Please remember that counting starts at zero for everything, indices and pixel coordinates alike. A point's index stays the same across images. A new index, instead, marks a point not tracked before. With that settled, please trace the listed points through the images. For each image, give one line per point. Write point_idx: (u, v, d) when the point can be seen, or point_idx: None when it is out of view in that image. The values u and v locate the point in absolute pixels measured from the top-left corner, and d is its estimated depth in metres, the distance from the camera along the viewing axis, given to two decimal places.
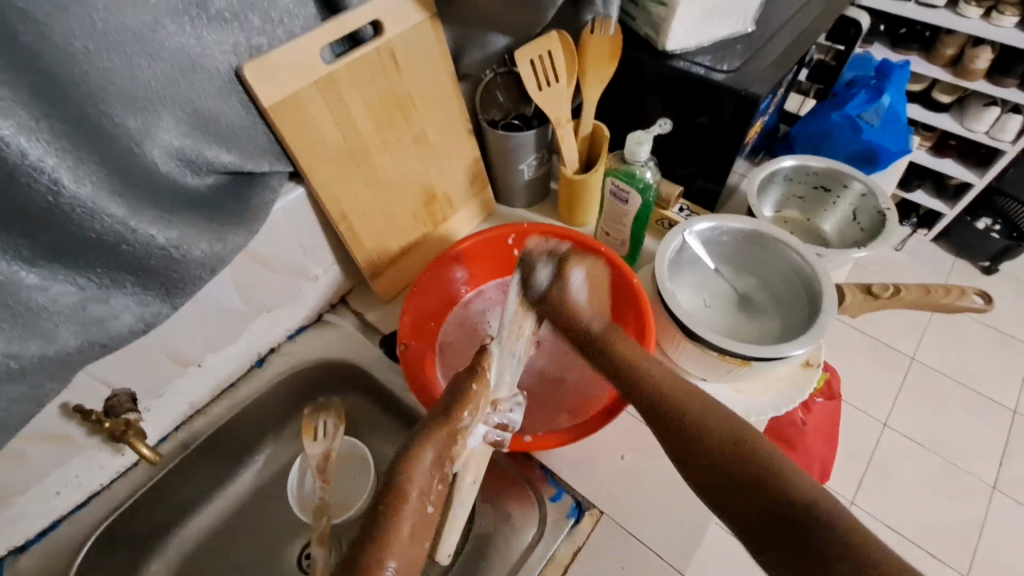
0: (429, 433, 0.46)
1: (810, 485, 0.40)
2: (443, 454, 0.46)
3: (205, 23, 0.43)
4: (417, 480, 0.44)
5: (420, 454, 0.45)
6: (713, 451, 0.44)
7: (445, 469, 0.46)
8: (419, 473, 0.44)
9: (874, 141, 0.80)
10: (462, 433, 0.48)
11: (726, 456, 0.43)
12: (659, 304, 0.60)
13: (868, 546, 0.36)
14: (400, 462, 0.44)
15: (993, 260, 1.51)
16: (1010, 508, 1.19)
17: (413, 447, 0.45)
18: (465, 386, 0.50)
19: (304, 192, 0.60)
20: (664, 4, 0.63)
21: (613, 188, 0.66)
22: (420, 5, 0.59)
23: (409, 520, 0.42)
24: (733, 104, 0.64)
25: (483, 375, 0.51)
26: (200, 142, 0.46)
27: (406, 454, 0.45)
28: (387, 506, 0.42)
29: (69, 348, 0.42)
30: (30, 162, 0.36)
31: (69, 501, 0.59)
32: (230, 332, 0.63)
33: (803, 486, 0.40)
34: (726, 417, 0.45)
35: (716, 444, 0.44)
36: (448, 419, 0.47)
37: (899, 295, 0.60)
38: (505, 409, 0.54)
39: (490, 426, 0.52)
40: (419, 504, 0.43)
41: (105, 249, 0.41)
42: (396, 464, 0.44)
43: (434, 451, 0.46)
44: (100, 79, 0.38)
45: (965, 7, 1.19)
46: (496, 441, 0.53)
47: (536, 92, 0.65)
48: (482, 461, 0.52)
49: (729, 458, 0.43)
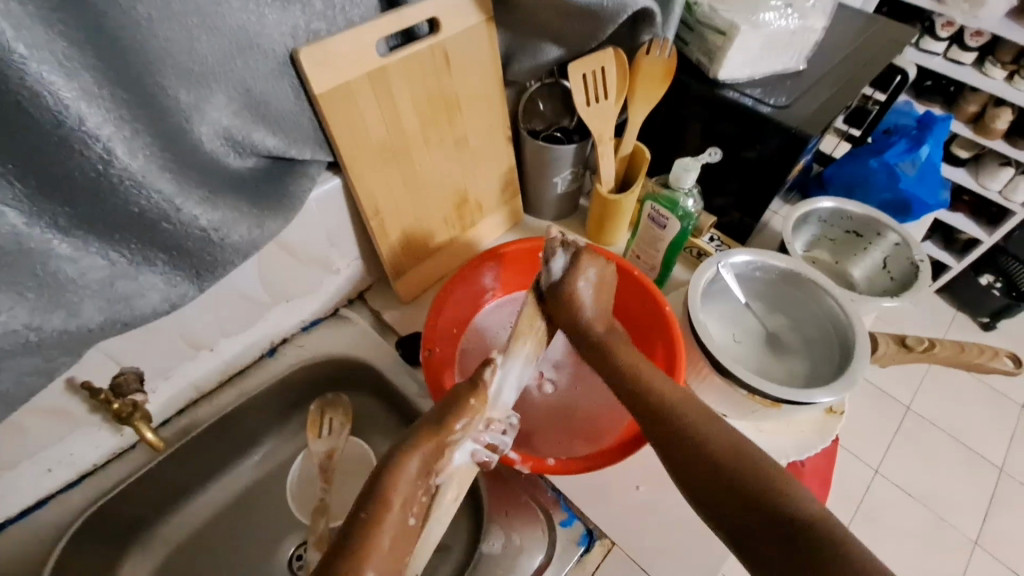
0: (420, 440, 0.45)
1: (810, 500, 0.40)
2: (429, 466, 0.45)
3: (268, 1, 0.42)
4: (400, 489, 0.43)
5: (406, 463, 0.44)
6: (700, 443, 0.45)
7: (431, 480, 0.45)
8: (402, 482, 0.43)
9: (909, 192, 0.85)
10: (451, 446, 0.46)
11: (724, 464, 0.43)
12: (691, 334, 0.59)
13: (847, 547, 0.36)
14: (388, 468, 0.44)
15: (993, 317, 1.51)
16: (991, 567, 1.18)
17: (398, 456, 0.44)
18: (460, 401, 0.48)
19: (342, 184, 0.58)
20: (722, 33, 0.62)
21: (652, 213, 0.66)
22: (479, 7, 0.58)
23: (388, 536, 0.40)
24: (779, 140, 0.64)
25: (483, 391, 0.50)
26: (249, 122, 0.44)
27: (392, 458, 0.44)
28: (370, 512, 0.41)
29: (91, 324, 0.40)
30: (86, 128, 0.34)
31: (61, 479, 0.56)
32: (246, 320, 0.61)
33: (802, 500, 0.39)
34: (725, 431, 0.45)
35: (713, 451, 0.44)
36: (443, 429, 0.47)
37: (933, 351, 0.62)
38: (497, 430, 0.50)
39: (479, 445, 0.48)
40: (400, 516, 0.42)
41: (145, 225, 0.40)
42: (385, 466, 0.44)
43: (420, 461, 0.45)
44: (162, 48, 0.36)
45: (991, 68, 1.20)
46: (485, 462, 0.48)
47: (584, 107, 0.64)
48: (467, 480, 0.48)
49: (719, 450, 0.43)
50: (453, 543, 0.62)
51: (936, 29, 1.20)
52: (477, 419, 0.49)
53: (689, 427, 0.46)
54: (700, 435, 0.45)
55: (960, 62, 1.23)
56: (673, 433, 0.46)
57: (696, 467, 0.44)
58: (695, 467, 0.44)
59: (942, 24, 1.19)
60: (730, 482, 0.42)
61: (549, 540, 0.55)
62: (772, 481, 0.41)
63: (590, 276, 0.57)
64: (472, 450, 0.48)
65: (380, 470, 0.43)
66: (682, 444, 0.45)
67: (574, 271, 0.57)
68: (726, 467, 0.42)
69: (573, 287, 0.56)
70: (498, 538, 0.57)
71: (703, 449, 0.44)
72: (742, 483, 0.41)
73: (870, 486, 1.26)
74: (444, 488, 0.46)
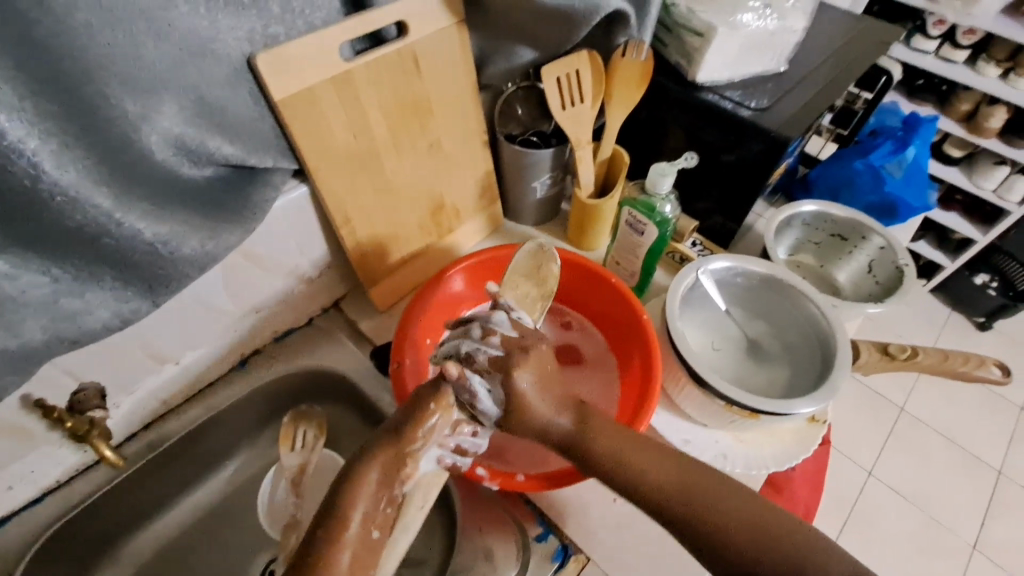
0: (379, 449, 0.41)
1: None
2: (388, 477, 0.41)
3: (220, 7, 0.40)
4: (359, 505, 0.38)
5: (367, 471, 0.40)
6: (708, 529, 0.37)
7: (395, 489, 0.41)
8: (363, 496, 0.39)
9: (895, 195, 0.83)
10: (415, 455, 0.42)
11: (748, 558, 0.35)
12: (668, 344, 0.57)
13: None
14: (343, 482, 0.39)
15: (989, 317, 1.50)
16: (988, 571, 1.16)
17: (355, 469, 0.40)
18: (421, 406, 0.44)
19: (308, 191, 0.56)
20: (700, 35, 0.61)
21: (630, 218, 0.64)
22: (449, 10, 0.56)
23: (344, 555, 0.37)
24: (761, 144, 0.62)
25: (444, 398, 0.44)
26: (203, 131, 0.42)
27: (351, 471, 0.40)
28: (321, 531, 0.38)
29: (35, 342, 0.39)
30: (8, 142, 0.32)
31: (23, 496, 0.55)
32: (213, 332, 0.60)
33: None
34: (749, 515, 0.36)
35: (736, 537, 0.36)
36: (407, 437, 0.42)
37: (916, 358, 0.60)
38: (466, 433, 0.47)
39: (445, 450, 0.45)
40: (360, 531, 0.38)
41: (86, 240, 0.38)
42: (342, 482, 0.39)
43: (380, 472, 0.40)
44: (99, 57, 0.35)
45: (984, 66, 1.19)
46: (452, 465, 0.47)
47: (559, 110, 0.62)
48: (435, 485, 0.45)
49: (750, 550, 0.35)
50: (427, 558, 0.61)
51: (928, 27, 1.18)
52: (442, 423, 0.44)
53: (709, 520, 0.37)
54: (726, 535, 0.36)
55: (953, 61, 1.22)
56: (696, 536, 0.37)
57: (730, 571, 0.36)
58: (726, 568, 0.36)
59: (933, 22, 1.17)
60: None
61: (522, 559, 0.54)
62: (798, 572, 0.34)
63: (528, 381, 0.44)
64: (437, 457, 0.44)
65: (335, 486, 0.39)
66: (709, 546, 0.37)
67: (504, 373, 0.44)
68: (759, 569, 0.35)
69: (513, 400, 0.43)
70: (471, 553, 0.55)
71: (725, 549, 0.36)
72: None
73: (864, 489, 1.24)
74: (411, 495, 0.42)
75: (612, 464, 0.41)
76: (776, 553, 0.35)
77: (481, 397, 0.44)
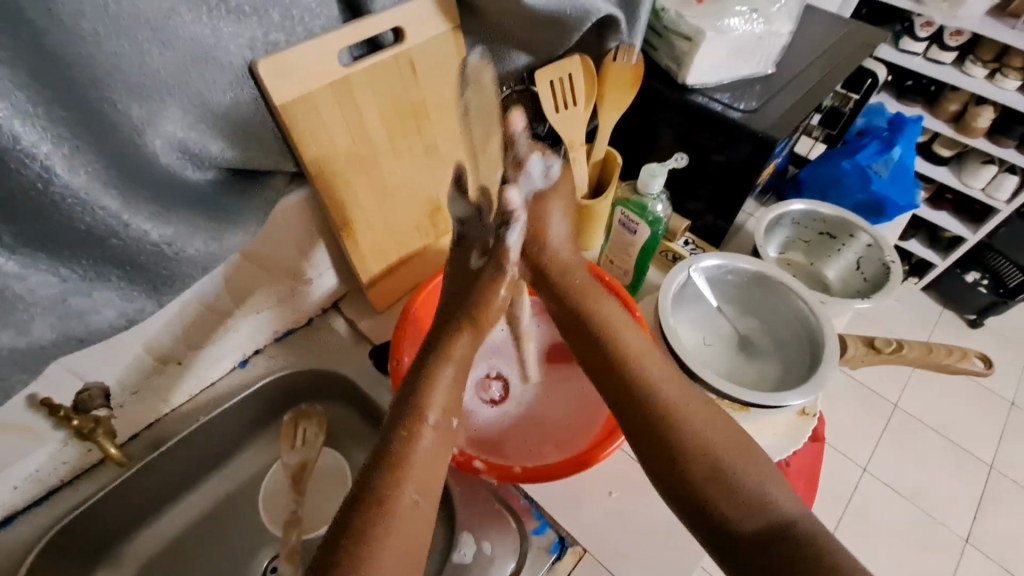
0: (428, 400, 0.47)
1: (787, 505, 0.44)
2: (446, 414, 0.47)
3: (223, 14, 0.41)
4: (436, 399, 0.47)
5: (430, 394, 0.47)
6: (680, 436, 0.47)
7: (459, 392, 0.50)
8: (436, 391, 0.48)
9: (882, 193, 0.85)
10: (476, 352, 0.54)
11: (704, 458, 0.46)
12: (660, 337, 0.59)
13: (804, 538, 0.42)
14: (400, 436, 0.44)
15: (980, 314, 1.51)
16: (980, 564, 1.18)
17: (406, 428, 0.45)
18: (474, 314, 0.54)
19: (307, 194, 0.58)
20: (688, 39, 0.63)
21: (622, 218, 0.66)
22: (446, 16, 0.57)
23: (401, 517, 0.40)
24: (750, 145, 0.64)
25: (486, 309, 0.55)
26: (205, 135, 0.44)
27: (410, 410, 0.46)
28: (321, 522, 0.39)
29: (43, 341, 0.40)
30: (21, 148, 0.34)
31: (27, 495, 0.56)
32: (216, 332, 0.61)
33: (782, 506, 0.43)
34: (721, 431, 0.47)
35: (704, 446, 0.46)
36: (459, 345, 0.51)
37: (901, 351, 0.62)
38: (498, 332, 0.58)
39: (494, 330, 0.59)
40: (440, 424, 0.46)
41: (94, 241, 0.39)
42: (393, 434, 0.44)
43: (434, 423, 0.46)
44: (106, 64, 0.36)
45: (972, 66, 1.21)
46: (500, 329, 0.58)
47: (553, 113, 0.63)
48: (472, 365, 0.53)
49: (703, 456, 0.46)
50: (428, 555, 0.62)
51: (916, 29, 1.20)
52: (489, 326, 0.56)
53: (690, 447, 0.46)
54: (691, 450, 0.46)
55: (941, 62, 1.24)
56: (668, 445, 0.47)
57: (685, 489, 0.45)
58: (684, 491, 0.45)
59: (921, 23, 1.19)
60: (715, 510, 0.44)
61: (520, 549, 0.55)
62: (752, 499, 0.44)
63: (558, 218, 0.61)
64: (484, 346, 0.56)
65: (390, 442, 0.44)
66: (667, 448, 0.47)
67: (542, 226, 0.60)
68: (712, 495, 0.44)
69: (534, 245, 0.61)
70: (470, 545, 0.56)
71: (695, 482, 0.45)
72: (723, 512, 0.44)
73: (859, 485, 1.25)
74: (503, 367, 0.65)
75: (635, 371, 0.51)
76: (727, 468, 0.45)
77: (541, 165, 0.57)
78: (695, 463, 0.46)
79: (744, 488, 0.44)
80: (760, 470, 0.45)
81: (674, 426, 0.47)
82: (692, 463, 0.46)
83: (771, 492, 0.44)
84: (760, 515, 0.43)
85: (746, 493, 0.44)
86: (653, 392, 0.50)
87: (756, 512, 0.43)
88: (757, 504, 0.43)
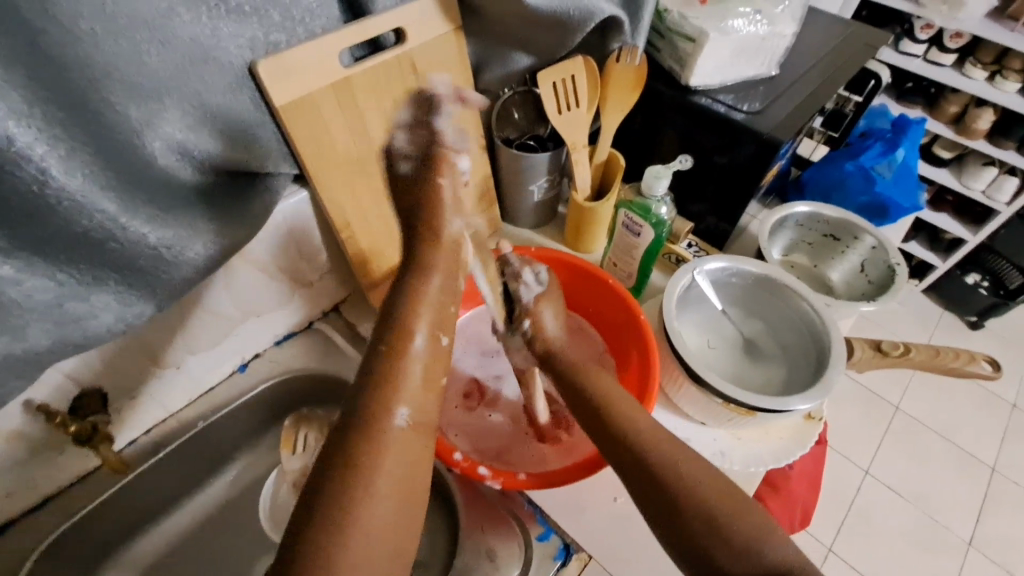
0: (416, 317, 0.47)
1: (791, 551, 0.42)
2: (434, 331, 0.48)
3: (223, 14, 0.40)
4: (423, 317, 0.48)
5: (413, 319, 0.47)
6: (672, 486, 0.46)
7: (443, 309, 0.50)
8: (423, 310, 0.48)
9: (885, 195, 0.86)
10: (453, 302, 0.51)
11: (700, 507, 0.44)
12: (665, 341, 0.58)
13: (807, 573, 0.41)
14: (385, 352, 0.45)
15: (981, 315, 1.50)
16: (984, 567, 1.17)
17: (390, 343, 0.46)
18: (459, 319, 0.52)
19: (308, 196, 0.57)
20: (692, 40, 0.62)
21: (625, 220, 0.66)
22: (447, 18, 0.57)
23: (393, 434, 0.42)
24: (754, 146, 0.63)
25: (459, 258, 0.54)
26: (205, 137, 0.43)
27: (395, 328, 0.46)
28: None
29: (39, 347, 0.39)
30: (17, 148, 0.33)
31: (22, 502, 0.55)
32: (214, 336, 0.60)
33: (784, 551, 0.42)
34: (714, 477, 0.46)
35: (700, 495, 0.45)
36: (441, 254, 0.53)
37: (908, 355, 0.62)
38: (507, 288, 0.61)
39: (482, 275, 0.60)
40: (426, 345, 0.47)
41: (91, 245, 0.39)
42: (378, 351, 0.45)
43: (424, 337, 0.47)
44: (105, 64, 0.35)
45: (971, 69, 1.21)
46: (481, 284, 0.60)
47: (556, 115, 0.63)
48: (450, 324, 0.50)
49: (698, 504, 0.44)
50: (430, 561, 0.61)
51: (915, 31, 1.20)
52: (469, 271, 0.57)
53: (685, 498, 0.45)
54: (686, 499, 0.45)
55: (940, 64, 1.24)
56: (662, 494, 0.46)
57: (671, 527, 0.44)
58: (683, 541, 0.44)
59: (921, 26, 1.19)
60: (716, 559, 0.42)
61: (524, 557, 0.54)
62: (753, 546, 0.42)
63: (549, 317, 0.61)
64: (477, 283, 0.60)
65: (379, 362, 0.44)
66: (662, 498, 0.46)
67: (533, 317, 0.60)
68: (699, 529, 0.43)
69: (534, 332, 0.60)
70: (472, 554, 0.56)
71: (693, 530, 0.43)
72: (726, 561, 0.42)
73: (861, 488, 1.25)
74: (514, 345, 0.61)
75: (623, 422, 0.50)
76: (725, 517, 0.43)
77: (447, 118, 0.58)
78: (680, 498, 0.45)
79: (742, 535, 0.43)
80: (760, 516, 0.44)
81: (666, 476, 0.46)
82: (688, 515, 0.44)
83: (773, 540, 0.42)
84: (759, 561, 0.41)
85: (744, 539, 0.42)
86: (644, 444, 0.48)
87: (757, 557, 0.42)
88: (759, 551, 0.42)
